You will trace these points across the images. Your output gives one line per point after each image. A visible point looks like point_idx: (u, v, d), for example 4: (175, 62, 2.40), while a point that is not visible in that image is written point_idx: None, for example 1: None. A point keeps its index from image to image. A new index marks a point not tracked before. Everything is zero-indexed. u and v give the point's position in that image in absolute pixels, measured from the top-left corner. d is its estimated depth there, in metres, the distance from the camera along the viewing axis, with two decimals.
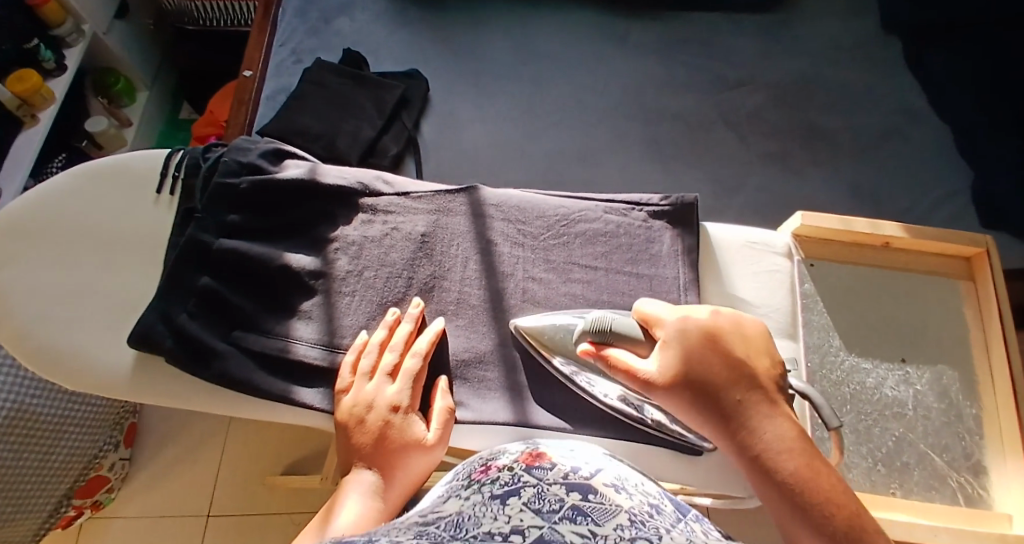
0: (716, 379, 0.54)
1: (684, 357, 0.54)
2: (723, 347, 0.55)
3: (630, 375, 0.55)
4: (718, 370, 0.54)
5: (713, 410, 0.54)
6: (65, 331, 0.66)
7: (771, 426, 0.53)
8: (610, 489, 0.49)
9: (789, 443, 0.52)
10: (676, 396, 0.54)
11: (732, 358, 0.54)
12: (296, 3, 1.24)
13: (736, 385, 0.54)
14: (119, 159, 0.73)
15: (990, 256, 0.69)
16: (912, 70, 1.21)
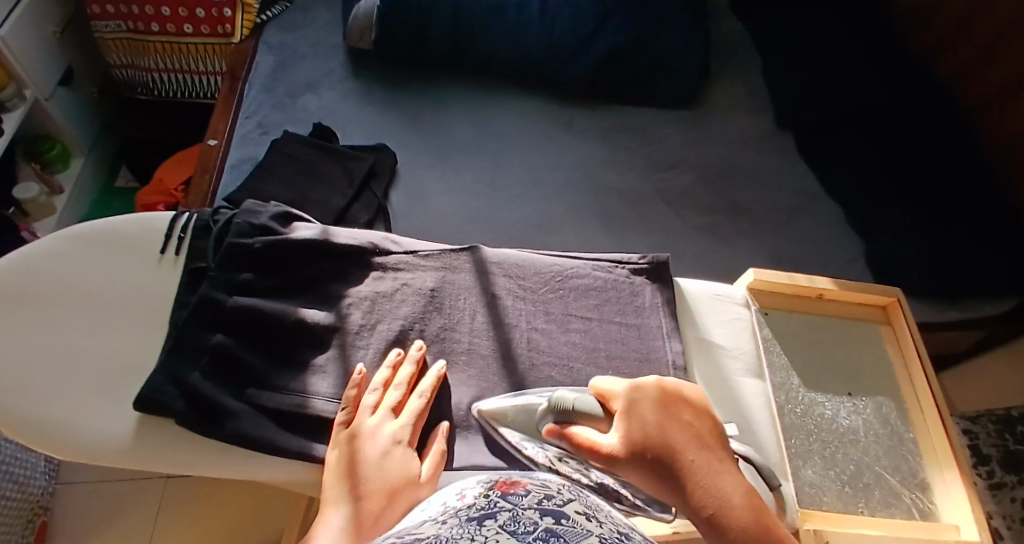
0: (670, 438, 0.54)
1: (640, 423, 0.56)
2: (679, 413, 0.57)
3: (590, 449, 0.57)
4: (672, 430, 0.55)
5: (658, 468, 0.53)
6: (50, 397, 0.59)
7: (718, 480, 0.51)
8: (584, 520, 0.38)
9: (750, 498, 0.50)
10: (633, 461, 0.54)
11: (685, 423, 0.56)
12: (262, 80, 1.31)
13: (690, 446, 0.54)
14: (113, 218, 0.68)
15: (901, 304, 0.82)
16: (803, 154, 1.40)
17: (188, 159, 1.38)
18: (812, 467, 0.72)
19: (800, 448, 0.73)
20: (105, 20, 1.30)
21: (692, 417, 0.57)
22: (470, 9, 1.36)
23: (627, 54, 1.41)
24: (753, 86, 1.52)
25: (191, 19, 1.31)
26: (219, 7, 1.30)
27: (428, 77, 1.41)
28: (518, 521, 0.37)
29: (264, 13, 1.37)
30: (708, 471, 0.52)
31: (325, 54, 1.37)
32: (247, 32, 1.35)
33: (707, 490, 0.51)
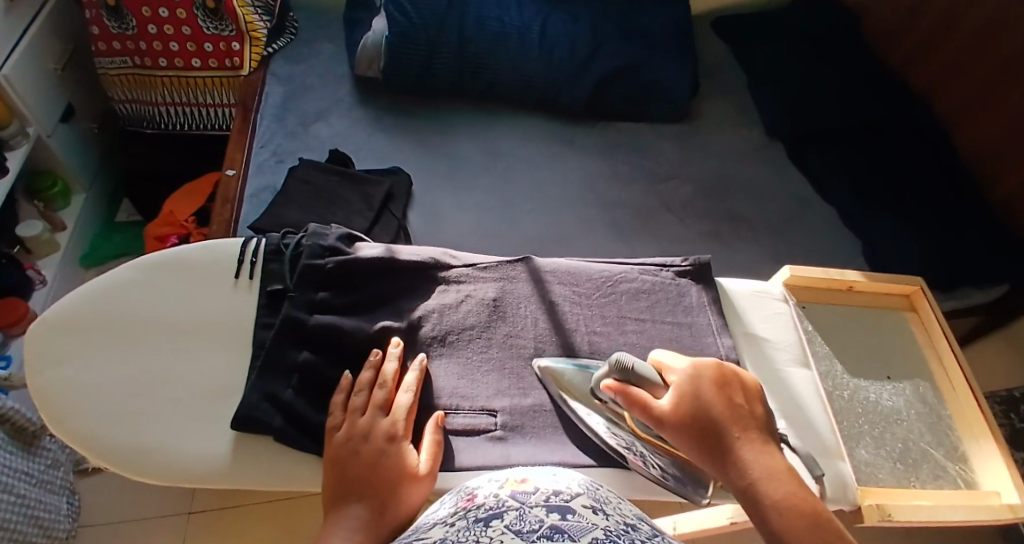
0: (717, 416, 0.61)
1: (692, 396, 0.62)
2: (728, 391, 0.63)
3: (644, 408, 0.63)
4: (719, 408, 0.62)
5: (709, 436, 0.60)
6: (151, 421, 0.63)
7: (760, 457, 0.59)
8: (590, 513, 0.43)
9: (784, 480, 0.58)
10: (680, 430, 0.61)
11: (733, 403, 0.62)
12: (275, 110, 1.26)
13: (732, 423, 0.61)
14: (185, 249, 0.73)
15: (925, 292, 0.87)
16: (797, 166, 1.33)
17: (198, 189, 1.36)
18: (865, 448, 0.76)
19: (851, 429, 0.77)
20: (110, 56, 1.28)
21: (739, 395, 0.63)
22: (475, 36, 1.31)
23: (626, 77, 1.35)
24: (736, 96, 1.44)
25: (199, 53, 1.28)
26: (227, 39, 1.27)
27: (432, 101, 1.34)
28: (525, 519, 0.42)
29: (271, 45, 1.35)
30: (748, 451, 0.59)
31: (332, 81, 1.33)
32: (255, 64, 1.31)
33: (747, 467, 0.58)
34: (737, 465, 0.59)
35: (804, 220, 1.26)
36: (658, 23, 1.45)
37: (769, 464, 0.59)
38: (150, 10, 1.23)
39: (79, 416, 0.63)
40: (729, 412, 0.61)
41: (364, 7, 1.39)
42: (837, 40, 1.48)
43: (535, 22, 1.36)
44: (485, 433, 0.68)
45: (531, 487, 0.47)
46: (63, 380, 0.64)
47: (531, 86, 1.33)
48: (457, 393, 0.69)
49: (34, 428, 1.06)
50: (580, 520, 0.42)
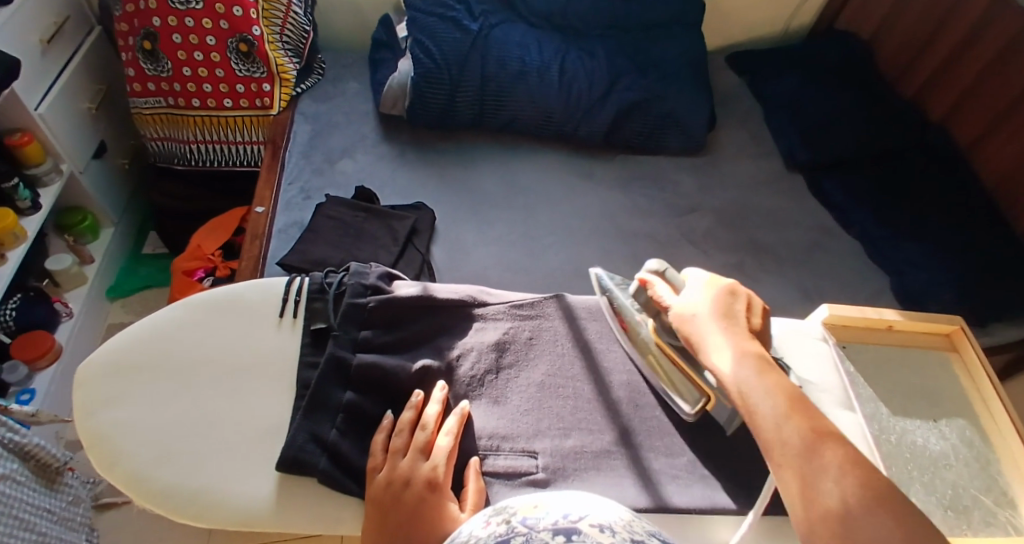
0: (711, 314, 0.65)
1: (696, 296, 0.67)
2: (733, 299, 0.66)
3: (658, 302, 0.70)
4: (721, 310, 0.65)
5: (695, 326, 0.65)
6: (197, 463, 0.64)
7: (742, 349, 0.62)
8: (597, 532, 0.44)
9: (786, 387, 0.59)
10: (677, 321, 0.67)
11: (732, 308, 0.66)
12: (302, 147, 1.28)
13: (729, 325, 0.64)
14: (230, 289, 0.76)
15: (967, 331, 0.86)
16: (815, 196, 1.31)
17: (224, 223, 1.35)
18: (915, 494, 0.74)
19: (900, 474, 0.76)
20: (145, 96, 1.30)
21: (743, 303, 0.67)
22: (496, 76, 1.31)
23: (642, 111, 1.35)
24: (755, 129, 1.43)
25: (231, 93, 1.29)
26: (258, 81, 1.30)
27: (456, 135, 1.35)
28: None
29: (300, 85, 1.37)
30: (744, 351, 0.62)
31: (359, 119, 1.35)
32: (284, 104, 1.33)
33: (737, 374, 0.60)
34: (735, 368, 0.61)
35: (827, 250, 1.23)
36: (671, 57, 1.41)
37: (772, 375, 0.60)
38: (185, 52, 1.25)
39: (125, 460, 0.64)
40: (725, 320, 0.65)
41: (388, 48, 1.41)
42: (859, 74, 1.45)
43: (556, 60, 1.34)
44: (527, 476, 0.67)
45: (541, 511, 0.46)
46: (115, 421, 0.66)
47: (550, 121, 1.34)
48: (497, 433, 0.69)
49: (60, 464, 1.05)
50: (586, 541, 0.42)
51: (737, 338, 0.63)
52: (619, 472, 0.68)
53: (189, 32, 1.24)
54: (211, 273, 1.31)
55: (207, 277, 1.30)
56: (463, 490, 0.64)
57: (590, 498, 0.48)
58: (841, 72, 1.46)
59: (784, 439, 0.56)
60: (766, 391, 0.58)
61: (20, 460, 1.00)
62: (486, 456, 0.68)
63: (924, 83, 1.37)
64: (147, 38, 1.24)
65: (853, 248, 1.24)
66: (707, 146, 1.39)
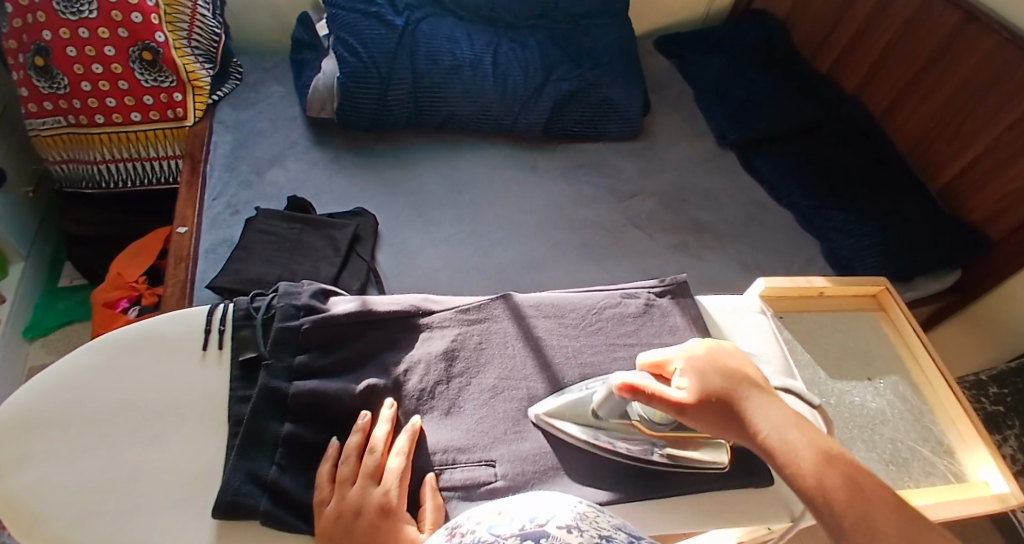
0: (729, 390, 0.61)
1: (702, 380, 0.62)
2: (721, 364, 0.63)
3: (661, 400, 0.61)
4: (726, 385, 0.61)
5: (722, 412, 0.60)
6: (124, 519, 0.59)
7: (771, 413, 0.60)
8: (564, 534, 0.42)
9: (809, 434, 0.58)
10: (703, 415, 0.61)
11: (731, 374, 0.63)
12: (224, 159, 1.21)
13: (746, 394, 0.61)
14: (148, 325, 0.71)
15: (891, 291, 0.89)
16: (751, 170, 1.33)
17: (146, 249, 1.27)
18: (857, 453, 0.75)
19: (842, 435, 0.77)
20: (42, 117, 1.19)
21: (727, 361, 0.64)
22: (427, 73, 1.26)
23: (579, 99, 1.34)
24: (688, 107, 1.44)
25: (139, 106, 1.21)
26: (168, 91, 1.22)
27: (389, 136, 1.31)
28: None
29: (216, 93, 1.30)
30: (763, 410, 0.60)
31: (285, 125, 1.29)
32: (200, 114, 1.26)
33: (763, 427, 0.59)
34: (765, 429, 0.59)
35: (766, 223, 1.25)
36: (601, 42, 1.40)
37: (782, 420, 0.59)
38: (82, 67, 1.16)
39: (42, 524, 0.59)
40: (735, 384, 0.62)
41: (310, 48, 1.35)
42: (783, 49, 1.48)
43: (487, 52, 1.32)
44: (485, 486, 0.65)
45: (505, 515, 0.44)
46: (29, 482, 0.61)
47: (486, 115, 1.30)
48: (452, 446, 0.66)
49: None
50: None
51: (753, 401, 0.61)
52: (576, 469, 0.67)
53: (85, 44, 1.15)
54: (137, 302, 1.22)
55: (132, 307, 1.21)
56: (419, 510, 0.62)
57: (553, 494, 0.46)
58: (766, 49, 1.48)
59: (839, 503, 0.54)
60: (805, 450, 0.57)
61: None
62: (441, 471, 0.65)
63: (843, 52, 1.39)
64: (39, 53, 1.14)
65: (789, 220, 1.26)
66: (644, 128, 1.39)
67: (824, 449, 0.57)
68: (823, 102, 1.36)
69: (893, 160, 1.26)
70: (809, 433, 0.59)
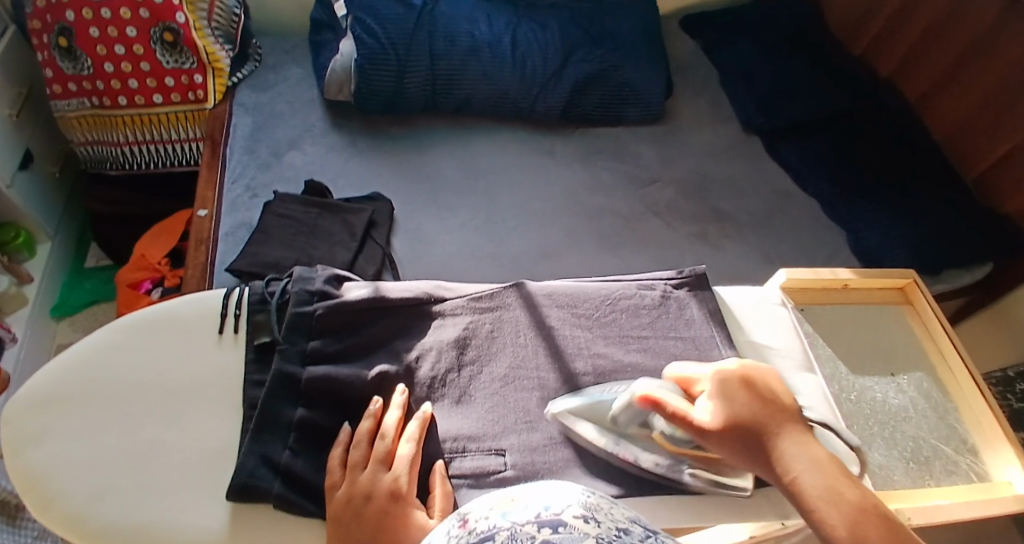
0: (759, 420, 0.59)
1: (724, 404, 0.60)
2: (756, 388, 0.61)
3: (683, 418, 0.60)
4: (754, 412, 0.59)
5: (745, 438, 0.59)
6: (140, 497, 0.61)
7: (797, 455, 0.57)
8: (581, 522, 0.42)
9: (847, 482, 0.55)
10: (720, 442, 0.59)
11: (762, 399, 0.60)
12: (243, 142, 1.22)
13: (779, 428, 0.59)
14: (168, 308, 0.73)
15: (919, 284, 0.87)
16: (774, 156, 1.31)
17: (168, 230, 1.29)
18: (877, 450, 0.75)
19: (863, 431, 0.76)
20: (67, 98, 1.22)
21: (766, 390, 0.62)
22: (445, 54, 1.26)
23: (599, 82, 1.32)
24: (712, 91, 1.41)
25: (160, 88, 1.22)
26: (189, 72, 1.23)
27: (407, 120, 1.31)
28: (518, 539, 0.41)
29: (235, 74, 1.31)
30: (793, 448, 0.57)
31: (304, 109, 1.29)
32: (220, 96, 1.27)
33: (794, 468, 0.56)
34: (790, 467, 0.56)
35: (787, 211, 1.23)
36: (623, 23, 1.37)
37: (816, 455, 0.57)
38: (105, 48, 1.17)
39: (62, 500, 0.60)
40: (760, 413, 0.59)
41: (329, 30, 1.35)
42: (812, 31, 1.44)
43: (507, 34, 1.30)
44: (495, 475, 0.65)
45: (519, 501, 0.45)
46: (50, 459, 0.62)
47: (505, 99, 1.30)
48: (462, 434, 0.67)
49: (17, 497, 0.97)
50: (572, 531, 0.41)
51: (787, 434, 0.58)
52: (586, 461, 0.67)
53: (107, 25, 1.16)
54: (160, 283, 1.24)
55: (155, 288, 1.23)
56: (428, 496, 0.62)
57: (564, 486, 0.47)
58: (793, 31, 1.44)
59: None
60: (834, 494, 0.54)
61: None
62: (451, 458, 0.65)
63: (875, 35, 1.35)
64: (63, 34, 1.16)
65: (812, 208, 1.23)
66: (665, 112, 1.37)
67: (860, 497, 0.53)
68: (851, 87, 1.33)
69: (921, 149, 1.23)
70: (845, 476, 0.55)
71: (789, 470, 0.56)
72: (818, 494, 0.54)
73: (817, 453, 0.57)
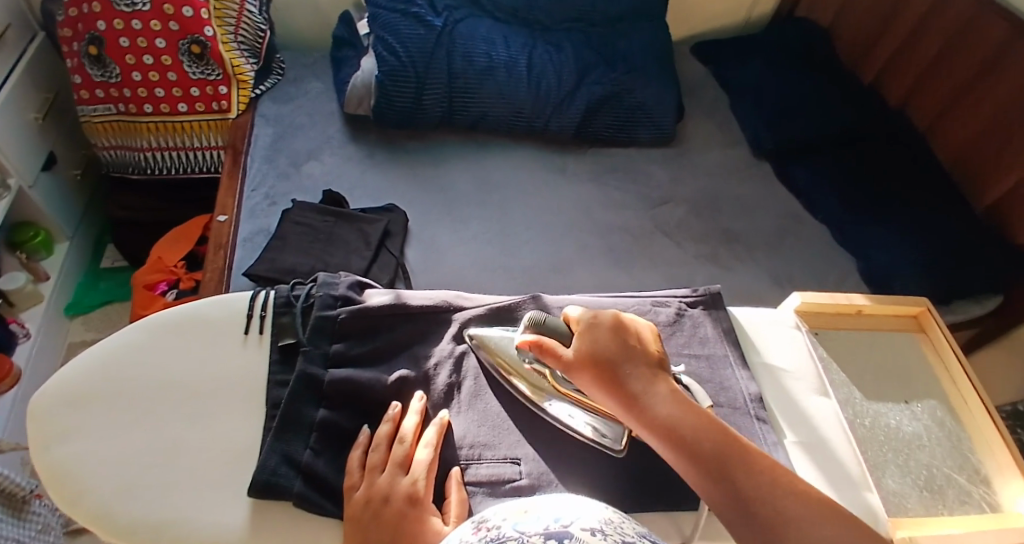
0: (623, 358, 0.64)
1: (593, 341, 0.65)
2: (624, 332, 0.66)
3: (553, 355, 0.66)
4: (619, 351, 0.65)
5: (610, 375, 0.64)
6: (162, 494, 0.61)
7: (656, 395, 0.62)
8: (588, 535, 0.43)
9: (697, 419, 0.61)
10: (586, 375, 0.64)
11: (627, 341, 0.65)
12: (264, 151, 1.24)
13: (639, 369, 0.64)
14: (195, 309, 0.74)
15: (933, 313, 0.88)
16: (785, 182, 1.32)
17: (186, 234, 1.31)
18: (891, 477, 0.75)
19: (876, 458, 0.76)
20: (94, 104, 1.24)
21: (632, 334, 0.67)
22: (463, 72, 1.28)
23: (612, 103, 1.34)
24: (723, 116, 1.43)
25: (185, 97, 1.25)
26: (214, 83, 1.25)
27: (423, 134, 1.33)
28: None
29: (259, 86, 1.33)
30: (650, 386, 0.63)
31: (323, 120, 1.31)
32: (244, 107, 1.29)
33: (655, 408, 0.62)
34: (645, 404, 0.62)
35: (798, 237, 1.24)
36: (637, 47, 1.40)
37: (668, 395, 0.63)
38: (134, 57, 1.20)
39: (87, 494, 0.61)
40: (625, 354, 0.65)
41: (350, 46, 1.38)
42: (824, 61, 1.46)
43: (523, 54, 1.33)
44: (510, 484, 0.65)
45: (533, 513, 0.46)
46: (75, 453, 0.63)
47: (519, 117, 1.32)
48: (479, 442, 0.68)
49: (25, 494, 0.96)
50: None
51: (648, 375, 0.64)
52: (605, 473, 0.67)
53: (137, 36, 1.19)
54: (176, 286, 1.26)
55: (171, 290, 1.25)
56: (443, 502, 0.63)
57: (579, 500, 0.48)
58: (805, 60, 1.47)
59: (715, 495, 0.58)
60: (689, 432, 0.60)
61: None
62: (467, 466, 0.66)
63: (886, 67, 1.38)
64: (93, 42, 1.19)
65: (823, 234, 1.24)
66: (677, 135, 1.39)
67: (712, 436, 0.60)
68: (862, 116, 1.35)
69: (932, 179, 1.24)
70: (696, 414, 0.62)
71: (651, 407, 0.62)
72: (673, 431, 0.60)
73: (669, 392, 0.63)
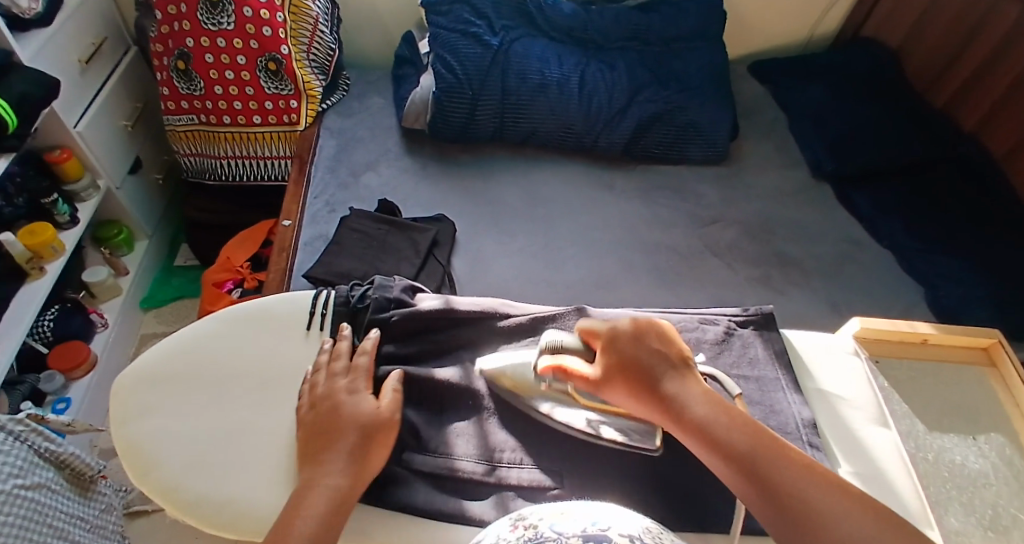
0: (645, 366, 0.62)
1: (612, 354, 0.63)
2: (644, 338, 0.64)
3: (578, 375, 0.64)
4: (644, 359, 0.63)
5: (635, 389, 0.62)
6: (227, 474, 0.65)
7: (687, 402, 0.60)
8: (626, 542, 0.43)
9: (732, 421, 0.59)
10: (612, 388, 0.63)
11: (648, 348, 0.63)
12: (327, 161, 1.29)
13: (664, 373, 0.62)
14: (263, 303, 0.77)
15: (1004, 346, 0.84)
16: (845, 207, 1.28)
17: (252, 236, 1.37)
18: (954, 515, 0.71)
19: (938, 494, 0.72)
20: (178, 114, 1.33)
21: (653, 337, 0.64)
22: (517, 89, 1.31)
23: (665, 122, 1.34)
24: (779, 138, 1.41)
25: (260, 110, 1.31)
26: (286, 98, 1.31)
27: (476, 148, 1.35)
28: None
29: (326, 101, 1.39)
30: (678, 391, 0.61)
31: (382, 134, 1.36)
32: (311, 120, 1.35)
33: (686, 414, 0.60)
34: (675, 410, 0.60)
35: (859, 262, 1.20)
36: (692, 67, 1.40)
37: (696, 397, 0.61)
38: (217, 72, 1.27)
39: (159, 468, 0.65)
40: (646, 362, 0.62)
41: (409, 63, 1.44)
42: (887, 84, 1.42)
43: (576, 72, 1.34)
44: (550, 490, 0.66)
45: (571, 515, 0.47)
46: (150, 430, 0.67)
47: (570, 132, 1.33)
48: (521, 447, 0.69)
49: (93, 472, 1.02)
50: None
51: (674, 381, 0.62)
52: (649, 487, 0.66)
53: (221, 52, 1.26)
54: (240, 285, 1.32)
55: (235, 289, 1.31)
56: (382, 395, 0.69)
57: (620, 509, 0.48)
58: (868, 83, 1.43)
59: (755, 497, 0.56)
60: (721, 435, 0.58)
61: (55, 468, 0.98)
62: (508, 468, 0.67)
63: (955, 92, 1.33)
64: (182, 58, 1.27)
65: (886, 260, 1.20)
66: (730, 156, 1.37)
67: (750, 436, 0.58)
68: (927, 142, 1.30)
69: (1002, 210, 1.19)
70: (727, 415, 0.59)
71: (682, 413, 0.60)
72: (706, 436, 0.58)
73: (696, 394, 0.61)
